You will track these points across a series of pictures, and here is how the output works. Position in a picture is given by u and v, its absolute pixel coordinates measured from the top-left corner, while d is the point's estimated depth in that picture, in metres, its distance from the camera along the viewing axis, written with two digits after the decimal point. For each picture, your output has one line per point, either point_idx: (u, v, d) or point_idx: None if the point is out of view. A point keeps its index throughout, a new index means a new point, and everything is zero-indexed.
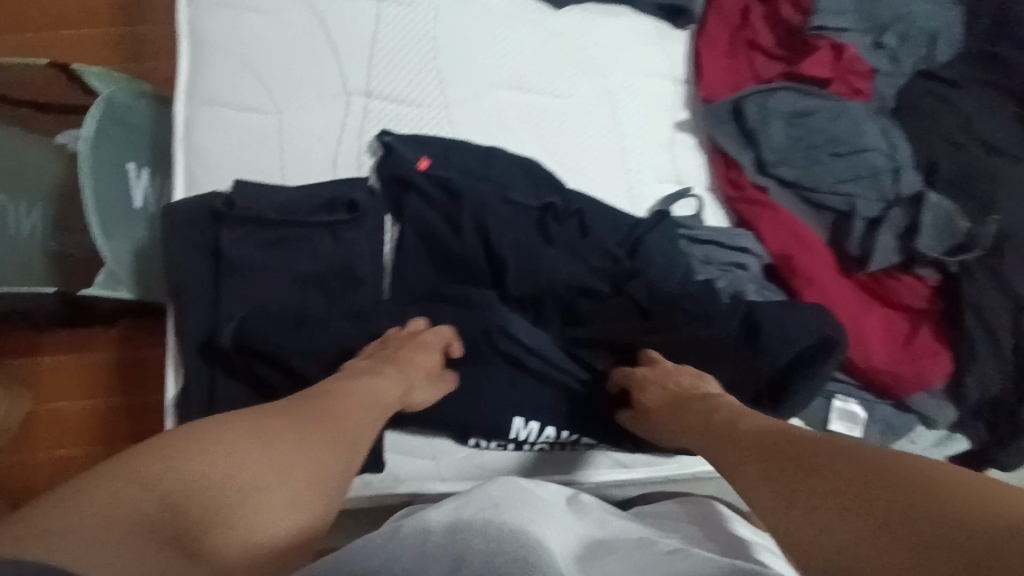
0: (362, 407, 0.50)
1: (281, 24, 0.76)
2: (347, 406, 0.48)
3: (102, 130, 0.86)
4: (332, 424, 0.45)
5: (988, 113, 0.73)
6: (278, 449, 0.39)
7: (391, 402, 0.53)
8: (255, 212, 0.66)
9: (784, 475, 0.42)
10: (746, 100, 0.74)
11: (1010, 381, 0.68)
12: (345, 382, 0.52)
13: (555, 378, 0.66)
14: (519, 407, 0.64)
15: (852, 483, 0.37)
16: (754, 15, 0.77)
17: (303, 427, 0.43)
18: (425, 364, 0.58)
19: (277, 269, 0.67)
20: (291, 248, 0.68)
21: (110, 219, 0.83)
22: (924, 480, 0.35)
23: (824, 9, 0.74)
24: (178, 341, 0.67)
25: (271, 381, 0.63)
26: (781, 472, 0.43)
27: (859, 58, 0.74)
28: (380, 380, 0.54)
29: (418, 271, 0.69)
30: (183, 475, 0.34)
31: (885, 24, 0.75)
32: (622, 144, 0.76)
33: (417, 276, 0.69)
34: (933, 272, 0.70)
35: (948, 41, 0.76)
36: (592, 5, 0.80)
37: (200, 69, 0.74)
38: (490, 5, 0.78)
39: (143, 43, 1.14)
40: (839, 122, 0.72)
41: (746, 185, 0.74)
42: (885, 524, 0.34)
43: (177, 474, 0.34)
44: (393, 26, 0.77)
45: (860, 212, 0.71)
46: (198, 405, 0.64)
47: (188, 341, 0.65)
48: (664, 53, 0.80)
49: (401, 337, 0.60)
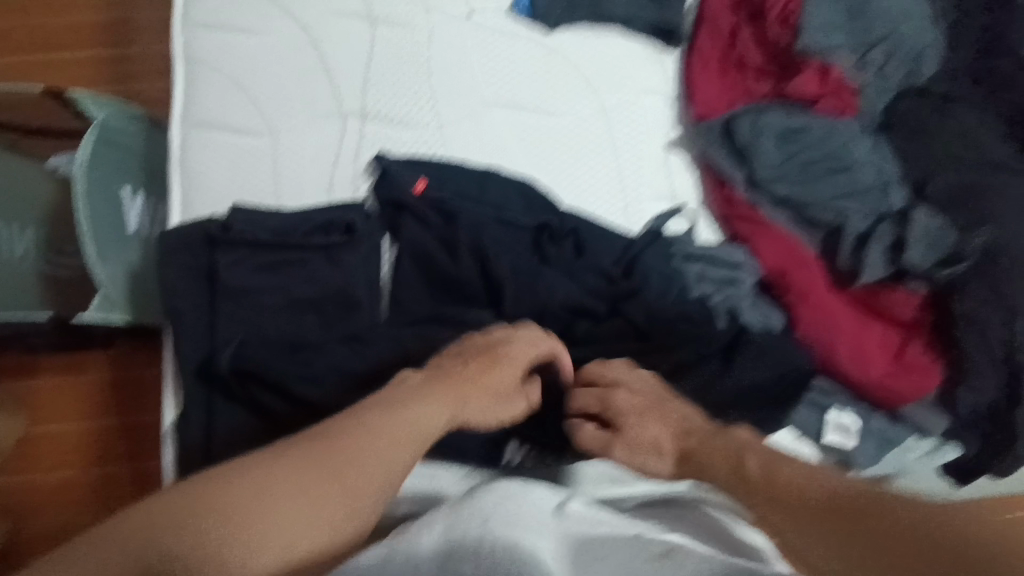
0: (397, 442, 0.48)
1: (277, 48, 0.76)
2: (384, 437, 0.48)
3: (97, 154, 0.85)
4: (345, 469, 0.45)
5: (978, 127, 0.74)
6: (271, 499, 0.42)
7: (438, 431, 0.51)
8: (251, 236, 0.67)
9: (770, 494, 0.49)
10: (737, 118, 0.75)
11: (1004, 394, 0.68)
12: (398, 403, 0.51)
13: (552, 400, 0.65)
14: (517, 428, 0.64)
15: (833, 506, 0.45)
16: (743, 34, 0.79)
17: (316, 469, 0.44)
18: (495, 380, 0.56)
19: (274, 293, 0.67)
20: (287, 271, 0.68)
21: (105, 244, 0.82)
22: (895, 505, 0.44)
23: (813, 26, 0.74)
24: (176, 365, 0.67)
25: (268, 406, 0.63)
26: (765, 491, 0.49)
27: (845, 78, 0.75)
28: (433, 405, 0.51)
29: (415, 294, 0.69)
30: (192, 522, 0.39)
31: (874, 40, 0.75)
32: (616, 162, 0.77)
33: (414, 298, 0.69)
34: (923, 285, 0.71)
35: (935, 57, 0.76)
36: (584, 25, 0.81)
37: (196, 94, 0.75)
38: (484, 28, 0.79)
39: (135, 62, 1.15)
40: (830, 139, 0.73)
41: (739, 203, 0.75)
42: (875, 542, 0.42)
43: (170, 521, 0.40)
44: (388, 50, 0.77)
45: (851, 227, 0.72)
46: (195, 429, 0.64)
47: (185, 364, 0.65)
48: (657, 71, 0.81)
49: (476, 345, 0.58)
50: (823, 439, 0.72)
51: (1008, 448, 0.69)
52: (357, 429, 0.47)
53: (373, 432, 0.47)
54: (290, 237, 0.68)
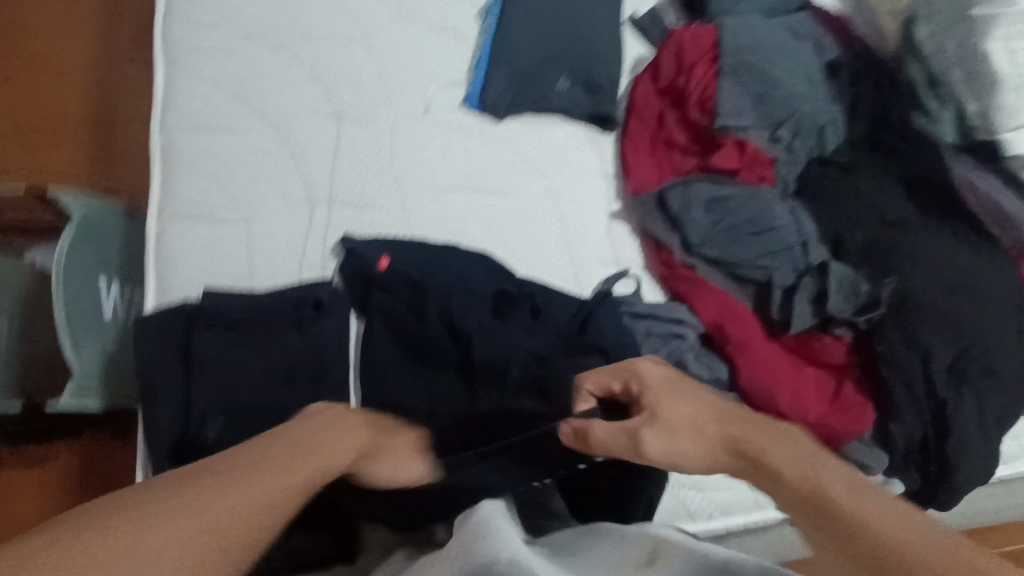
0: (327, 441, 0.50)
1: (249, 144, 0.84)
2: (332, 443, 0.50)
3: (76, 246, 0.89)
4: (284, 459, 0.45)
5: (881, 189, 0.83)
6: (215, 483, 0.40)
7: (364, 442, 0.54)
8: (223, 317, 0.71)
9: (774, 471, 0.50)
10: (668, 191, 0.84)
11: (930, 430, 0.74)
12: (332, 420, 0.53)
13: None
14: None
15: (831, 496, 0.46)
16: (669, 118, 0.89)
17: (255, 462, 0.44)
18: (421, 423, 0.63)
19: (245, 369, 0.70)
20: (259, 348, 0.72)
21: (80, 331, 0.85)
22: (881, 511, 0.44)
23: (726, 111, 0.85)
24: (149, 443, 0.69)
25: None
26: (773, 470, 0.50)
27: (761, 150, 0.85)
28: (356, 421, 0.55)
29: (382, 364, 0.74)
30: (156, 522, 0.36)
31: (781, 120, 0.85)
32: (565, 234, 0.85)
33: (381, 368, 0.73)
34: (848, 331, 0.77)
35: (835, 131, 0.87)
36: (529, 115, 0.90)
37: (174, 188, 0.81)
38: (439, 120, 0.88)
39: (114, 158, 1.22)
40: (751, 205, 0.82)
41: (677, 265, 0.83)
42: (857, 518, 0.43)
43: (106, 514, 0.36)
44: (352, 142, 0.85)
45: (777, 282, 0.80)
46: None
47: (159, 442, 0.68)
48: (597, 153, 0.90)
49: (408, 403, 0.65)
50: None
51: (942, 479, 0.74)
52: (308, 437, 0.49)
53: (301, 440, 0.48)
54: (261, 315, 0.73)
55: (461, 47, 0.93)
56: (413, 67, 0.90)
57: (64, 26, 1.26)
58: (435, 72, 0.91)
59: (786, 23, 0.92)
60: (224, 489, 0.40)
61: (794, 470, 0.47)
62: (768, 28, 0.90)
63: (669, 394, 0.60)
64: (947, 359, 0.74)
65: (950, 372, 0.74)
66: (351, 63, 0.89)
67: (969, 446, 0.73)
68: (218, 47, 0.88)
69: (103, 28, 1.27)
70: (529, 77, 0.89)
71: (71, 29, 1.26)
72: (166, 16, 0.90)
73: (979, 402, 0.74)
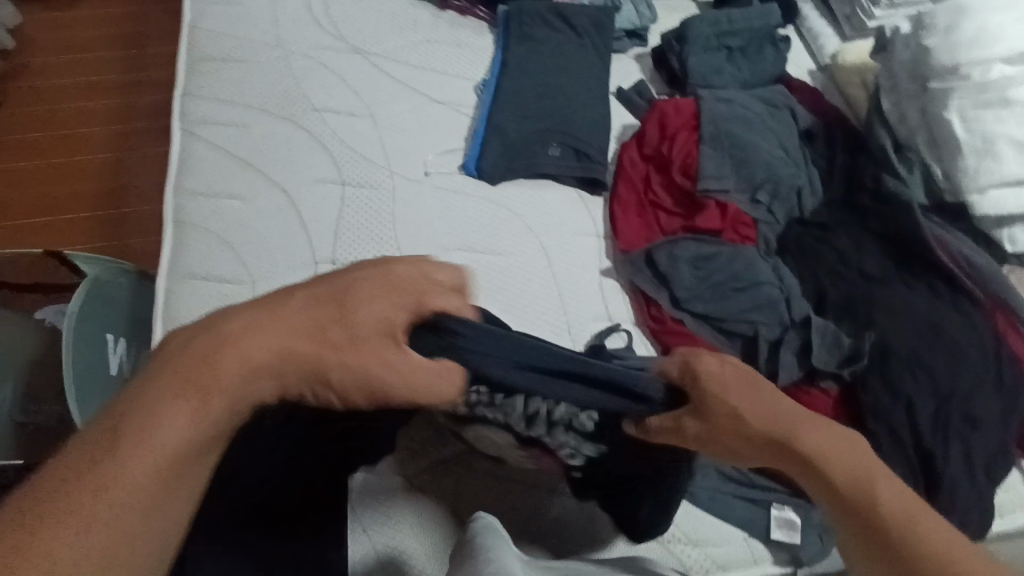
0: (286, 324, 0.50)
1: (259, 208, 0.89)
2: (253, 362, 0.49)
3: (89, 304, 0.94)
4: (237, 352, 0.49)
5: (858, 247, 0.87)
6: (172, 406, 0.46)
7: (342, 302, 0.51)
8: None
9: (816, 475, 0.53)
10: (657, 251, 0.89)
11: (920, 481, 0.75)
12: (254, 323, 0.50)
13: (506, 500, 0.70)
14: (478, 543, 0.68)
15: (856, 505, 0.52)
16: (655, 182, 0.94)
17: (212, 363, 0.48)
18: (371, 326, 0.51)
19: None
20: None
21: (84, 388, 0.87)
22: (892, 513, 0.50)
23: (708, 175, 0.90)
24: None
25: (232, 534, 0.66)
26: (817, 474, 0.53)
27: (742, 212, 0.90)
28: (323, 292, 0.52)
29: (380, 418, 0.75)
30: (116, 450, 0.44)
31: (760, 183, 0.91)
32: (558, 291, 0.88)
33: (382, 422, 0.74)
34: (833, 383, 0.80)
35: (812, 193, 0.92)
36: (523, 179, 0.96)
37: (185, 249, 0.86)
38: (438, 184, 0.94)
39: (126, 224, 1.28)
40: (736, 263, 0.86)
41: (666, 319, 0.85)
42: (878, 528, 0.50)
43: (83, 450, 0.44)
44: (356, 205, 0.90)
45: (764, 335, 0.83)
46: None
47: None
48: (588, 214, 0.95)
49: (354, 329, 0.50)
50: (771, 536, 0.77)
51: None
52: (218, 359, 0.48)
53: (260, 327, 0.50)
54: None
55: (458, 118, 1.00)
56: (413, 136, 0.97)
57: (90, 109, 1.39)
58: (434, 140, 0.97)
59: (761, 94, 0.98)
60: (139, 448, 0.44)
61: (844, 478, 0.53)
62: (744, 99, 0.97)
63: (728, 389, 0.53)
64: (930, 409, 0.77)
65: (933, 423, 0.76)
66: (355, 133, 0.96)
67: (959, 497, 0.74)
68: (232, 120, 0.95)
69: (123, 110, 1.39)
70: (522, 146, 0.96)
71: (96, 112, 1.39)
72: (185, 94, 0.97)
73: (964, 451, 0.76)
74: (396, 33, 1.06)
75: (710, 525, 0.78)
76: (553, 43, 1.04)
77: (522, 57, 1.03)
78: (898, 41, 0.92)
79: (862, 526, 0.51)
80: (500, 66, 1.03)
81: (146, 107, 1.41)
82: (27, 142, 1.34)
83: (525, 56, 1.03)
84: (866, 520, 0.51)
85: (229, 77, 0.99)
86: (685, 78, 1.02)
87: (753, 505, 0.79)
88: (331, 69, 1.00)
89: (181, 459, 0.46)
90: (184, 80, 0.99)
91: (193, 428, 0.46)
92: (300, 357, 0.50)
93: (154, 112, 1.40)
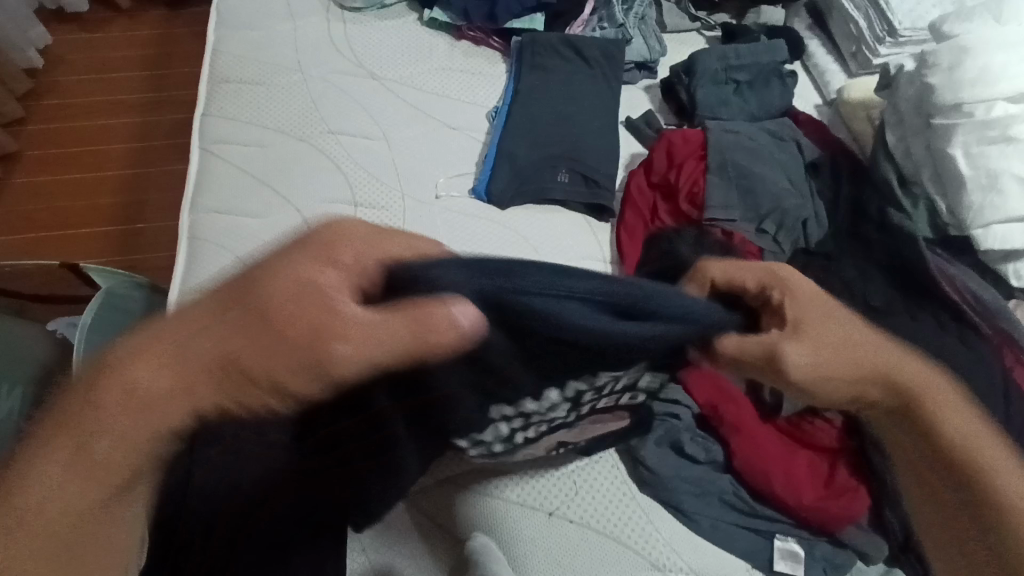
0: (180, 332, 0.45)
1: (272, 226, 0.90)
2: (151, 384, 0.45)
3: (100, 317, 0.95)
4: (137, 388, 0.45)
5: (862, 278, 0.88)
6: (69, 455, 0.46)
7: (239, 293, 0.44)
8: None
9: (903, 421, 0.59)
10: None
11: None
12: (141, 347, 0.45)
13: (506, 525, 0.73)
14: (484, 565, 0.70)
15: (945, 462, 0.56)
16: (661, 209, 0.95)
17: (110, 399, 0.45)
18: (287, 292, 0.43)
19: None
20: None
21: None
22: (967, 461, 0.56)
23: (713, 205, 0.92)
24: None
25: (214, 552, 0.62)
26: (905, 423, 0.59)
27: (748, 241, 0.91)
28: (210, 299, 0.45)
29: None
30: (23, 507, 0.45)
31: (765, 214, 0.92)
32: None
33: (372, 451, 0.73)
34: (837, 414, 0.81)
35: (817, 223, 0.93)
36: (531, 204, 0.97)
37: (196, 265, 0.87)
38: (449, 207, 0.95)
39: (140, 238, 1.31)
40: None
41: None
42: (939, 485, 0.57)
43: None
44: (367, 226, 0.92)
45: None
46: None
47: None
48: (595, 240, 0.96)
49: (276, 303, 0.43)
50: (773, 567, 0.76)
51: None
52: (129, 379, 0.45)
53: (144, 346, 0.45)
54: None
55: (470, 143, 1.02)
56: (425, 160, 0.99)
57: (112, 127, 1.43)
58: (445, 164, 0.99)
59: (767, 127, 1.00)
60: (33, 496, 0.45)
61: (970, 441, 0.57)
62: (750, 132, 0.99)
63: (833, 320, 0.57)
64: None
65: None
66: (369, 156, 0.98)
67: None
68: (248, 141, 0.98)
69: (143, 129, 1.43)
70: (531, 171, 0.98)
71: (117, 130, 1.42)
72: (205, 114, 1.00)
73: None
74: (411, 62, 1.09)
75: (711, 556, 0.77)
76: (563, 73, 1.07)
77: (533, 86, 1.05)
78: (902, 79, 0.94)
79: (940, 476, 0.57)
80: (512, 95, 1.06)
81: (165, 126, 1.44)
82: (49, 157, 1.38)
83: (536, 85, 1.05)
84: (955, 475, 0.56)
85: (247, 99, 1.02)
86: (692, 110, 1.04)
87: (757, 535, 0.78)
88: (346, 93, 1.03)
89: (87, 501, 0.46)
90: (204, 101, 1.02)
91: (103, 473, 0.46)
92: (219, 359, 0.44)
93: (172, 131, 1.44)
